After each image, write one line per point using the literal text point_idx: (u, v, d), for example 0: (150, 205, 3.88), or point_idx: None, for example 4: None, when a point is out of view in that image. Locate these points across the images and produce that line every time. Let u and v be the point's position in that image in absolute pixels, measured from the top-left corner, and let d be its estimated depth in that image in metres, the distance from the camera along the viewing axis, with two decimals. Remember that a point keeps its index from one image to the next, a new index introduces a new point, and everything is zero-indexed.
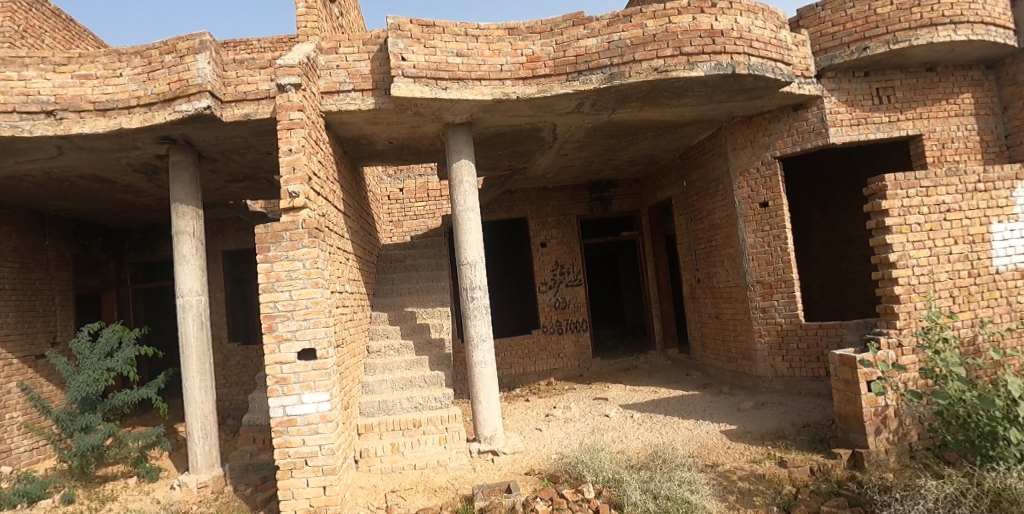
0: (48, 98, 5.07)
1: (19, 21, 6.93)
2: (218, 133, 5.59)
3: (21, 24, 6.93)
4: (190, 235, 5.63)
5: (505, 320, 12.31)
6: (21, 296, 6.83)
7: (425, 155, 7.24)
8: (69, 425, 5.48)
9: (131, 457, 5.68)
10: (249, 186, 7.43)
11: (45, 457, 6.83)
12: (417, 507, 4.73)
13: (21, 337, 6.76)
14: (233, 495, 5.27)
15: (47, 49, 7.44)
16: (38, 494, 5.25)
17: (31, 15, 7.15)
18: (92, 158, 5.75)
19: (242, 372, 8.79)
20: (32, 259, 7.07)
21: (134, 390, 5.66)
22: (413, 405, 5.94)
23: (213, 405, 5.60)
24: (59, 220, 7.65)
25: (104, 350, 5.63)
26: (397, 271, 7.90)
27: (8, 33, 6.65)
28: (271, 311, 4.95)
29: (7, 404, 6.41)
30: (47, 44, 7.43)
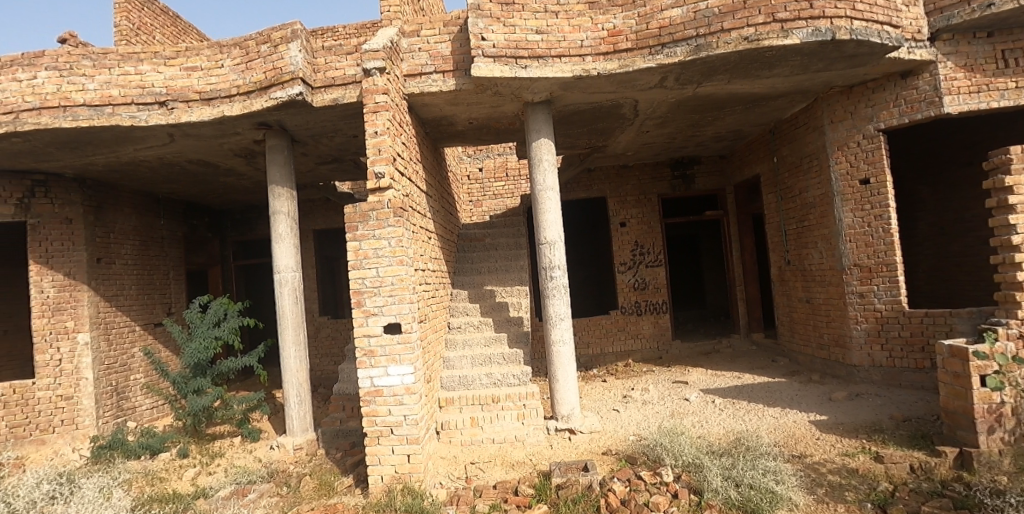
0: (161, 89, 5.36)
1: (134, 19, 7.50)
2: (308, 118, 5.75)
3: (135, 22, 7.50)
4: (285, 214, 5.83)
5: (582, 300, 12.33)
6: (142, 271, 7.56)
7: (504, 135, 7.23)
8: (184, 387, 6.02)
9: (236, 418, 6.19)
10: (337, 168, 7.70)
11: (165, 414, 7.58)
12: (496, 480, 4.99)
13: (143, 307, 7.50)
14: (324, 457, 5.65)
15: (159, 45, 8.02)
16: (158, 447, 5.82)
17: (144, 14, 7.70)
18: (199, 144, 6.04)
19: (331, 343, 9.30)
20: (150, 237, 7.80)
21: (238, 358, 6.08)
22: (492, 381, 6.05)
23: (307, 374, 5.90)
24: (171, 202, 8.35)
25: (213, 320, 6.09)
26: (477, 250, 7.99)
27: (125, 31, 7.28)
28: (360, 287, 5.25)
29: (132, 366, 7.14)
30: (159, 40, 8.00)
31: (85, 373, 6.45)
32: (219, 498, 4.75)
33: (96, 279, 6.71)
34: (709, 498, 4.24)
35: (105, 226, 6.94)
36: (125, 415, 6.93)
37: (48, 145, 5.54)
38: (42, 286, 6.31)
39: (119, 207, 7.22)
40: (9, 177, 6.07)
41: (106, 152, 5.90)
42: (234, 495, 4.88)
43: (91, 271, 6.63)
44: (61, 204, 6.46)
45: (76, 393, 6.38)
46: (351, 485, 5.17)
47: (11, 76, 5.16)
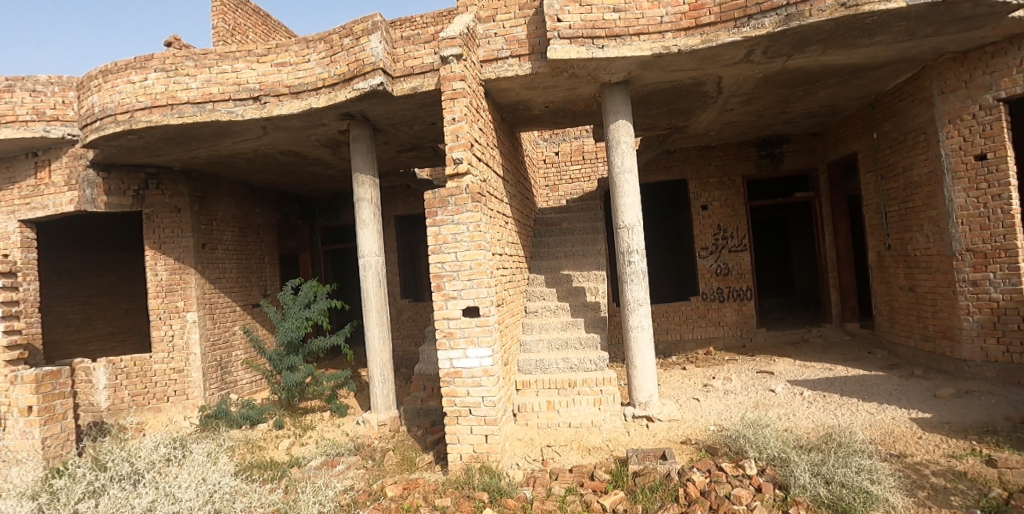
0: (255, 85, 5.41)
1: (229, 21, 8.02)
2: (389, 108, 5.79)
3: (230, 23, 8.01)
4: (369, 201, 5.95)
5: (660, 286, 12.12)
6: (241, 256, 8.17)
7: (581, 118, 7.12)
8: (279, 363, 6.47)
9: (326, 394, 6.59)
10: (416, 155, 7.86)
11: (263, 387, 8.22)
12: (572, 463, 5.02)
13: (242, 289, 8.12)
14: (407, 434, 5.89)
15: (251, 44, 8.53)
16: (257, 418, 6.29)
17: (237, 15, 8.20)
18: (289, 136, 6.13)
19: (412, 325, 9.64)
20: (248, 225, 8.40)
21: (327, 338, 6.43)
22: (569, 366, 6.05)
23: (389, 355, 6.14)
24: (265, 191, 8.92)
25: (304, 301, 6.49)
26: (553, 235, 7.97)
27: (221, 32, 7.81)
28: (439, 271, 5.39)
29: (234, 343, 7.77)
30: (251, 39, 8.51)
31: (193, 349, 7.09)
32: (312, 467, 5.08)
33: (203, 263, 7.36)
34: (796, 494, 4.02)
35: (209, 214, 7.56)
36: (228, 388, 7.56)
37: (160, 141, 5.85)
38: (155, 269, 6.95)
39: (221, 197, 7.83)
40: (126, 171, 6.64)
41: (209, 145, 6.18)
42: (325, 465, 5.20)
43: (198, 255, 7.28)
44: (171, 195, 7.08)
45: (186, 367, 7.04)
46: (432, 462, 5.37)
47: (126, 79, 5.39)
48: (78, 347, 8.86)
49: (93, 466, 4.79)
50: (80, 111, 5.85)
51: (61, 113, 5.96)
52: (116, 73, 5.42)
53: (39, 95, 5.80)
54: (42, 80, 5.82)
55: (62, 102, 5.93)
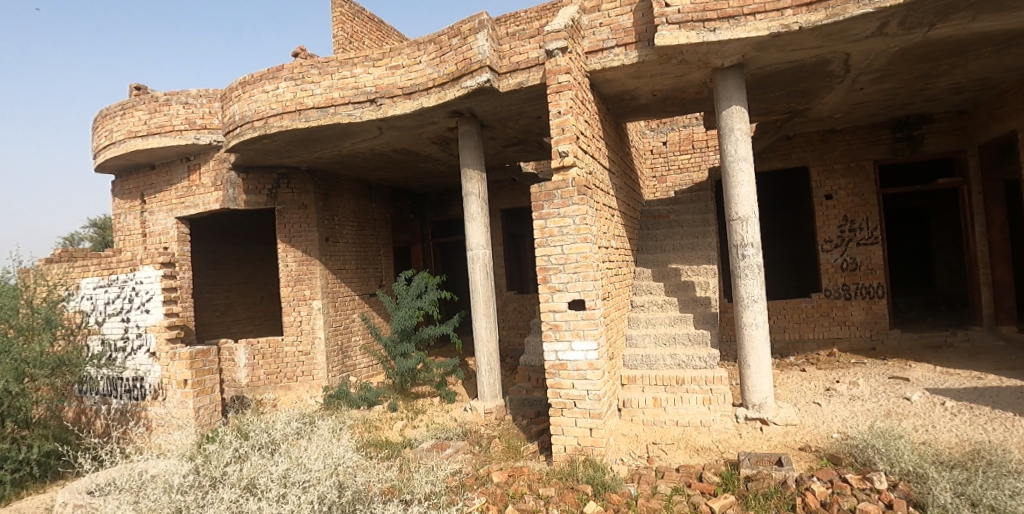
0: (371, 88, 5.68)
1: (348, 29, 8.58)
2: (495, 104, 5.90)
3: (348, 31, 8.56)
4: (476, 196, 6.11)
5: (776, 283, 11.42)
6: (359, 248, 8.74)
7: (689, 105, 6.86)
8: (392, 350, 6.87)
9: (435, 381, 6.89)
10: (522, 149, 7.95)
11: (379, 372, 8.79)
12: (680, 463, 4.86)
13: (360, 280, 8.69)
14: (512, 423, 6.02)
15: (367, 50, 9.06)
16: (373, 400, 6.74)
17: (355, 24, 8.76)
18: (402, 135, 6.41)
19: (517, 317, 9.79)
20: (365, 219, 8.97)
21: (437, 327, 6.72)
22: (677, 362, 5.90)
23: (495, 345, 6.30)
24: (381, 188, 9.46)
25: (416, 292, 6.82)
26: (660, 227, 7.78)
27: (341, 40, 8.38)
28: (545, 264, 5.45)
29: (353, 329, 8.35)
30: (367, 45, 9.03)
31: (318, 333, 7.71)
32: (423, 449, 5.33)
33: (326, 255, 7.97)
34: None
35: (330, 210, 8.16)
36: (348, 371, 8.16)
37: (289, 143, 6.38)
38: (286, 260, 7.64)
39: (341, 193, 8.40)
40: (261, 172, 7.34)
41: (331, 146, 6.65)
42: (435, 448, 5.43)
43: (322, 248, 7.89)
44: (298, 192, 7.68)
45: (312, 350, 7.68)
46: (537, 451, 5.46)
47: (261, 89, 5.93)
48: (223, 329, 10.01)
49: (237, 434, 5.05)
50: (223, 119, 6.55)
51: (208, 122, 6.76)
52: (253, 83, 5.98)
53: (191, 107, 6.65)
54: (192, 95, 6.66)
55: (209, 113, 6.75)
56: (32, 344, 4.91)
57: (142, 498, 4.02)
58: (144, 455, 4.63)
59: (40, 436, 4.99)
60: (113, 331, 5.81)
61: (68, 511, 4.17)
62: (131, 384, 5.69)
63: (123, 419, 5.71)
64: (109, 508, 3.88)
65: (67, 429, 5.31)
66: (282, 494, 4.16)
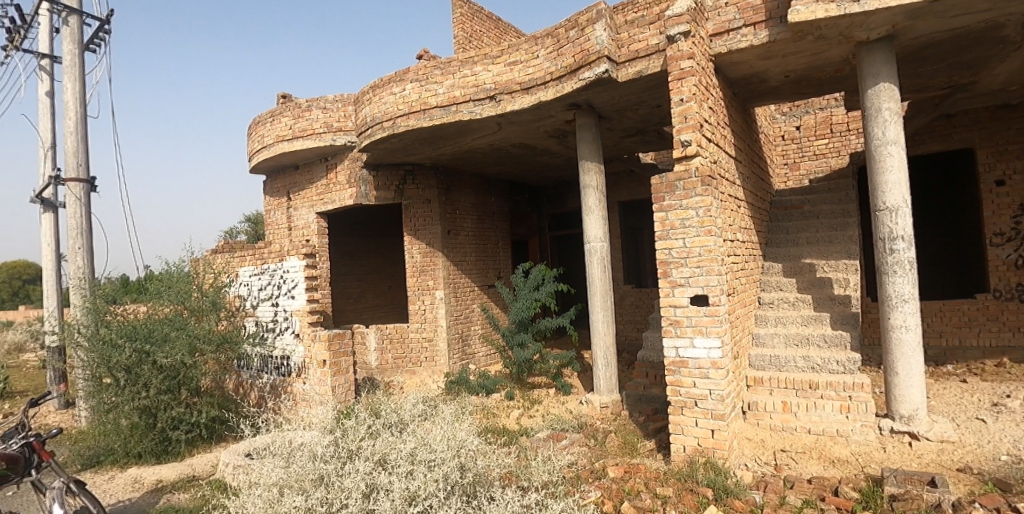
0: (491, 85, 5.84)
1: (467, 29, 8.92)
2: (614, 95, 5.82)
3: (467, 31, 8.89)
4: (594, 188, 6.07)
5: (932, 280, 10.11)
6: (479, 241, 9.04)
7: (827, 85, 6.29)
8: (511, 339, 7.12)
9: (552, 372, 6.99)
10: (640, 140, 7.76)
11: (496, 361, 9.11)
12: (813, 474, 4.47)
13: (480, 272, 8.99)
14: (629, 419, 5.95)
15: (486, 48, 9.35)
16: (491, 388, 7.03)
17: (474, 23, 9.07)
18: (521, 129, 6.52)
19: (634, 312, 9.63)
20: (485, 213, 9.25)
21: (554, 319, 6.79)
22: (810, 366, 5.47)
23: (612, 339, 6.22)
24: (501, 183, 9.71)
25: (534, 284, 6.96)
26: (793, 219, 7.23)
27: (461, 40, 8.75)
28: (666, 258, 5.30)
29: (474, 319, 8.68)
30: (486, 43, 9.32)
31: (441, 321, 8.17)
32: (539, 438, 5.43)
33: (448, 247, 8.33)
34: None
35: (452, 204, 8.50)
36: (468, 358, 8.54)
37: (414, 142, 6.79)
38: (413, 252, 8.19)
39: (462, 188, 8.73)
40: (390, 170, 7.89)
41: (452, 143, 6.96)
42: (551, 438, 5.49)
43: (444, 240, 8.26)
44: (423, 188, 8.14)
45: (435, 336, 8.17)
46: (654, 449, 5.35)
47: (390, 92, 6.36)
48: (356, 315, 10.99)
49: (372, 413, 5.11)
50: (356, 121, 7.09)
51: (343, 125, 7.34)
52: (384, 86, 6.44)
53: (329, 111, 7.33)
54: (330, 100, 7.36)
55: (343, 116, 7.38)
56: (202, 323, 5.58)
57: (291, 464, 4.33)
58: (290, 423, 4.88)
59: (207, 403, 5.64)
60: (265, 314, 6.63)
61: (230, 471, 4.71)
62: (280, 362, 6.38)
63: (274, 393, 6.38)
64: (265, 472, 4.24)
65: (230, 398, 6.02)
66: (411, 470, 4.27)
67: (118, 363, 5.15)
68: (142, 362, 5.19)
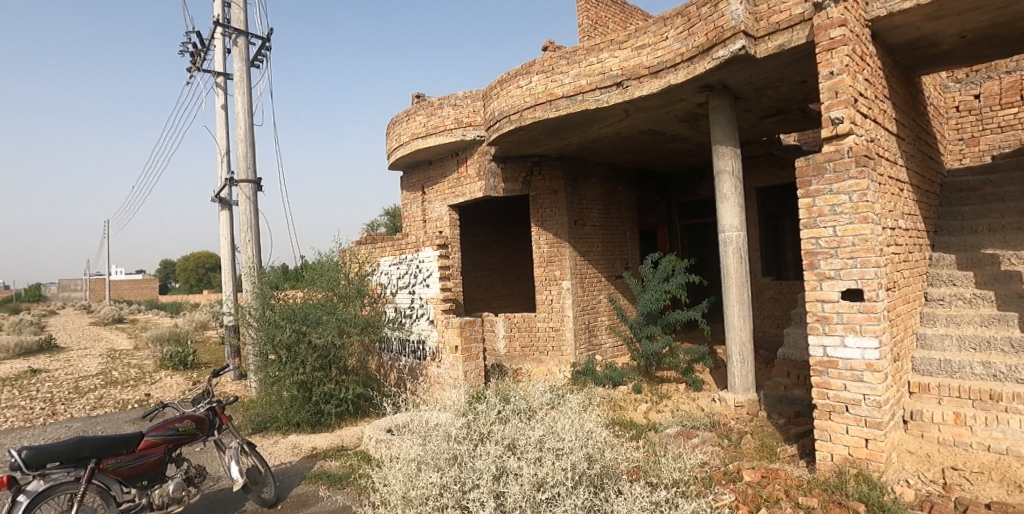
0: (617, 71, 5.72)
1: (592, 17, 8.84)
2: (751, 73, 5.43)
3: (592, 19, 8.81)
4: (730, 173, 5.74)
5: None
6: (605, 232, 8.94)
7: (1017, 44, 5.37)
8: (638, 331, 6.97)
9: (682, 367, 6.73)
10: (782, 120, 7.18)
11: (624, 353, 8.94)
12: (991, 499, 3.82)
13: (607, 262, 8.91)
14: (767, 420, 5.59)
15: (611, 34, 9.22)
16: (618, 380, 7.01)
17: (599, 10, 8.96)
18: (648, 115, 6.31)
19: (772, 306, 9.15)
20: (612, 202, 9.10)
21: (684, 311, 6.61)
22: (992, 374, 4.68)
23: (749, 334, 5.85)
24: (627, 171, 9.47)
25: (663, 275, 6.78)
26: (970, 203, 6.34)
27: (586, 29, 8.71)
28: (812, 248, 4.83)
29: (600, 309, 8.64)
30: (611, 29, 9.18)
31: (567, 311, 8.24)
32: (669, 434, 5.26)
33: (574, 237, 8.35)
34: None
35: (578, 194, 8.51)
36: (594, 349, 8.51)
37: (541, 133, 6.88)
38: (540, 242, 8.38)
39: (588, 178, 8.70)
40: (517, 161, 8.08)
41: (578, 133, 6.91)
42: (681, 435, 5.30)
43: (570, 231, 8.29)
44: (550, 178, 8.21)
45: (561, 326, 8.27)
46: (797, 455, 4.93)
47: (516, 85, 6.52)
48: (485, 303, 11.52)
49: (500, 400, 5.26)
50: (485, 116, 7.36)
51: (472, 120, 7.68)
52: (510, 80, 6.62)
53: (459, 108, 7.68)
54: (459, 97, 7.69)
55: (472, 112, 7.67)
56: (349, 308, 6.16)
57: (428, 442, 4.50)
58: (427, 405, 5.10)
59: (353, 381, 6.17)
60: (403, 301, 7.23)
61: (374, 442, 5.12)
62: (416, 346, 6.84)
63: (411, 375, 6.77)
64: (406, 448, 4.44)
65: (374, 378, 6.54)
66: (539, 457, 4.22)
67: (280, 342, 5.77)
68: (300, 341, 5.77)
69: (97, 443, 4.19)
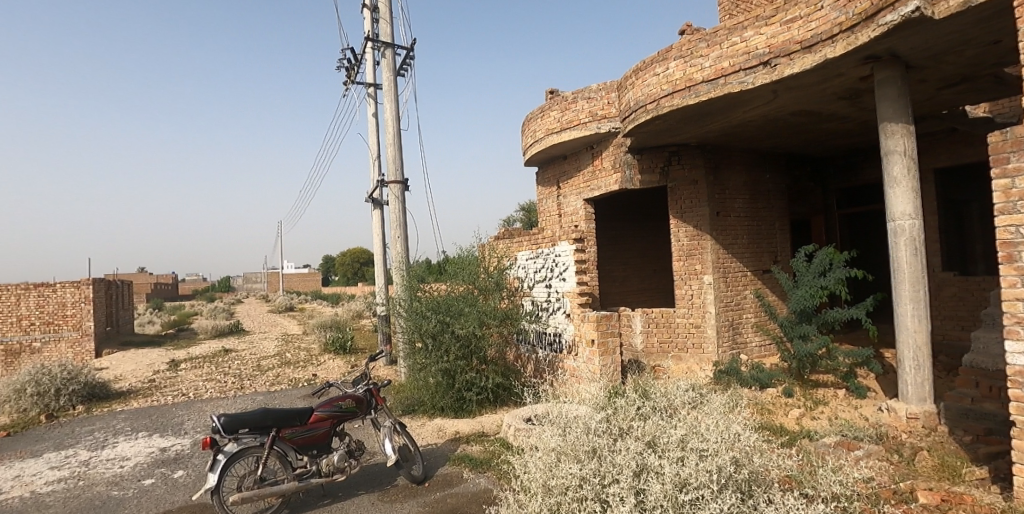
0: (764, 50, 5.36)
1: None
2: (930, 36, 4.70)
3: None
4: (901, 154, 5.12)
5: None
6: (752, 222, 8.42)
7: None
8: (791, 330, 6.55)
9: (842, 371, 6.40)
10: (969, 88, 6.20)
11: (770, 353, 8.42)
12: None
13: (753, 256, 8.38)
14: (949, 437, 4.89)
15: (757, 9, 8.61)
16: (767, 382, 6.63)
17: None
18: (801, 94, 5.82)
19: (958, 306, 8.12)
20: (758, 191, 8.54)
21: (845, 310, 6.10)
22: None
23: (927, 337, 5.17)
24: (775, 156, 8.81)
25: (819, 269, 6.31)
26: None
27: None
28: (1009, 235, 3.63)
29: (746, 306, 8.18)
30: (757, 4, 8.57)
31: (709, 307, 7.92)
32: (826, 444, 4.84)
33: (717, 229, 7.99)
34: None
35: (720, 183, 8.10)
36: (739, 347, 8.10)
37: (679, 121, 6.65)
38: (679, 235, 8.14)
39: (732, 165, 8.22)
40: (654, 152, 7.94)
41: (721, 118, 6.55)
42: (840, 446, 4.85)
43: (713, 222, 7.94)
44: (689, 168, 7.95)
45: (703, 323, 7.97)
46: (988, 479, 4.15)
47: (653, 73, 6.39)
48: (621, 298, 11.50)
49: (638, 397, 5.10)
50: (621, 108, 7.32)
51: (607, 112, 7.85)
52: (646, 69, 6.54)
53: (594, 101, 7.87)
54: (593, 90, 7.91)
55: (608, 104, 7.83)
56: (488, 301, 6.47)
57: (566, 435, 4.42)
58: (565, 398, 5.14)
59: (493, 371, 6.42)
60: (539, 295, 7.43)
61: (514, 431, 5.28)
62: (552, 339, 6.99)
63: (549, 369, 6.85)
64: (545, 438, 4.44)
65: (512, 368, 6.71)
66: (681, 457, 3.81)
67: (426, 331, 6.26)
68: (443, 331, 6.21)
69: (277, 414, 4.81)
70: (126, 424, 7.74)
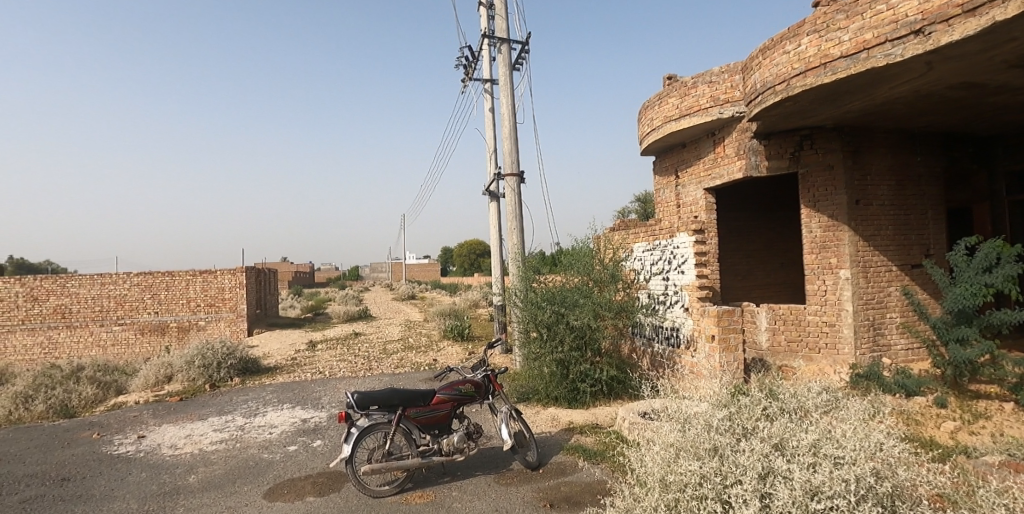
0: (916, 16, 4.67)
1: None
2: None
3: None
4: None
5: None
6: (898, 211, 7.60)
7: None
8: (945, 334, 6.05)
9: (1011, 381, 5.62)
10: None
11: (919, 357, 7.56)
12: None
13: (899, 249, 7.56)
14: None
15: None
16: (914, 390, 5.98)
17: None
18: (963, 65, 5.10)
19: None
20: (906, 176, 7.68)
21: (1016, 312, 5.43)
22: None
23: None
24: (928, 136, 7.86)
25: (982, 265, 5.64)
26: None
27: None
28: None
29: (890, 304, 7.41)
30: None
31: (846, 305, 7.28)
32: (986, 462, 4.21)
33: (856, 219, 7.32)
34: None
35: (861, 168, 7.39)
36: (881, 350, 7.36)
37: (814, 101, 6.20)
38: (811, 226, 7.59)
39: (874, 149, 7.47)
40: (783, 137, 7.48)
41: (862, 96, 5.94)
42: (1006, 466, 4.16)
43: (851, 212, 7.29)
44: (824, 152, 7.35)
45: (838, 322, 7.35)
46: None
47: (783, 51, 6.04)
48: (744, 293, 10.93)
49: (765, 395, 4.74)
50: (745, 90, 6.99)
51: (730, 95, 7.63)
52: (774, 47, 6.16)
53: (716, 85, 7.73)
54: (716, 73, 7.71)
55: (730, 86, 7.66)
56: (603, 293, 6.50)
57: (687, 431, 4.00)
58: (684, 393, 4.93)
59: (607, 364, 6.47)
60: (656, 288, 7.36)
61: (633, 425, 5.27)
62: (669, 333, 6.88)
63: (664, 364, 6.89)
64: (665, 432, 4.09)
65: (625, 364, 6.71)
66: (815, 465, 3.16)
67: (541, 321, 6.43)
68: (558, 322, 6.33)
69: (404, 395, 5.16)
70: (274, 395, 8.80)
